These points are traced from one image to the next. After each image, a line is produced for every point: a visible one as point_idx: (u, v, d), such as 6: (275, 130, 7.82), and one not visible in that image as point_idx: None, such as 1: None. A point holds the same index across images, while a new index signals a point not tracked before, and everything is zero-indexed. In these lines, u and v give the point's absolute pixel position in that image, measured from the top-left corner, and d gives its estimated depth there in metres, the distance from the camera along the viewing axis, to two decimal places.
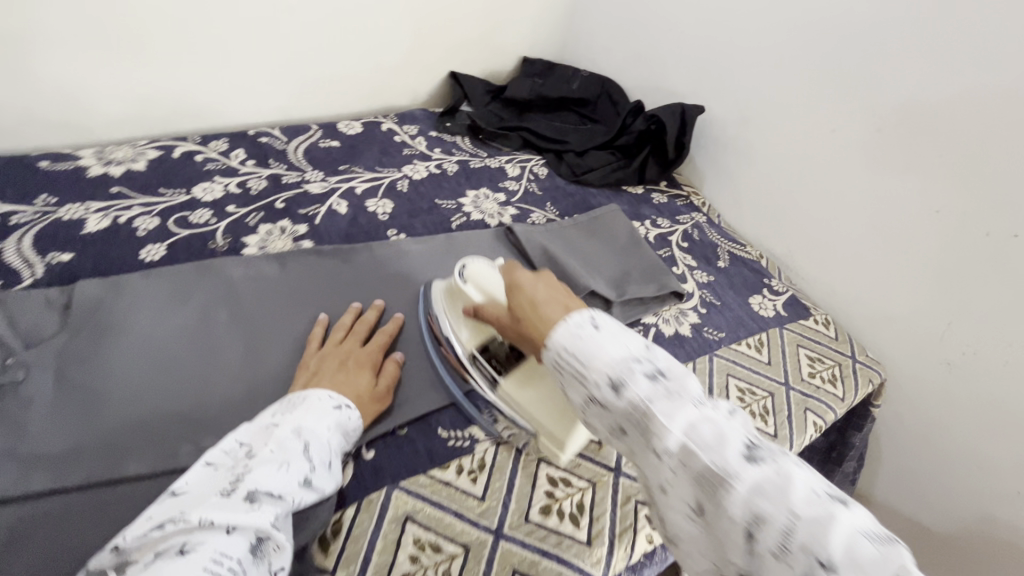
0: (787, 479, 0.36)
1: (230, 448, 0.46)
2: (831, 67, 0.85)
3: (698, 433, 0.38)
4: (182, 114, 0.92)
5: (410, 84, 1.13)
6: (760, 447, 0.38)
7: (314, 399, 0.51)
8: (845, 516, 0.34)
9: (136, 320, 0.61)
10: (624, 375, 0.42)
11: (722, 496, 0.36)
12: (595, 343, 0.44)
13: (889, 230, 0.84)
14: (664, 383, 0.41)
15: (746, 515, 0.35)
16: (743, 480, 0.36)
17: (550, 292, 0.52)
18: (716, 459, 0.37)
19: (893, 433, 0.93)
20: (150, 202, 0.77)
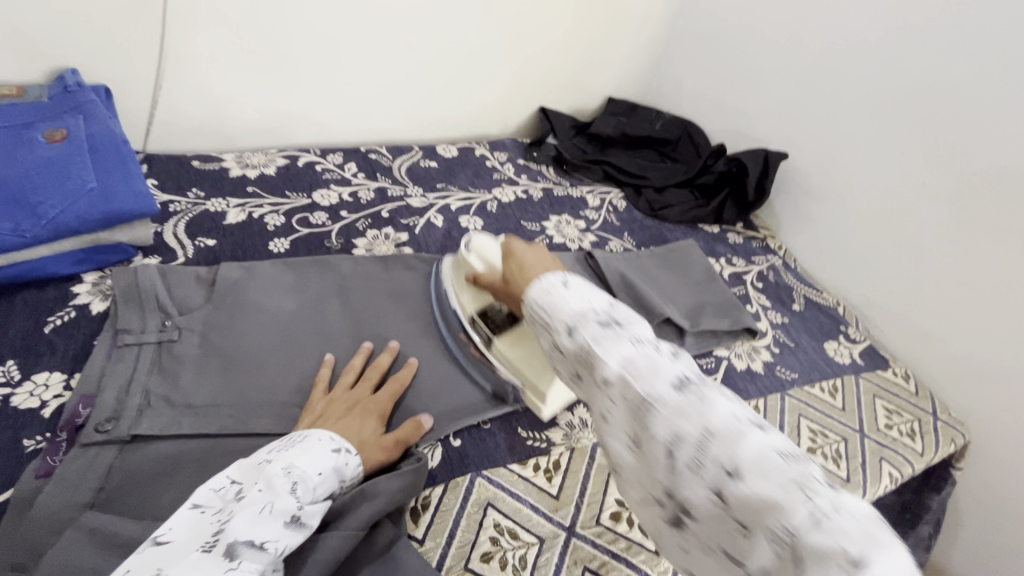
0: (709, 404, 0.39)
1: (219, 487, 0.45)
2: (924, 124, 0.86)
3: (634, 365, 0.41)
4: (306, 129, 1.04)
5: (503, 115, 1.23)
6: (692, 380, 0.41)
7: (313, 439, 0.51)
8: (758, 436, 0.37)
9: (265, 300, 0.70)
10: (579, 322, 0.45)
11: (651, 421, 0.40)
12: (561, 296, 0.48)
13: (982, 288, 0.83)
14: (614, 328, 0.45)
15: (668, 435, 0.39)
16: (668, 405, 0.39)
17: (538, 258, 0.59)
18: (647, 388, 0.40)
19: (977, 502, 0.88)
20: (277, 203, 0.89)
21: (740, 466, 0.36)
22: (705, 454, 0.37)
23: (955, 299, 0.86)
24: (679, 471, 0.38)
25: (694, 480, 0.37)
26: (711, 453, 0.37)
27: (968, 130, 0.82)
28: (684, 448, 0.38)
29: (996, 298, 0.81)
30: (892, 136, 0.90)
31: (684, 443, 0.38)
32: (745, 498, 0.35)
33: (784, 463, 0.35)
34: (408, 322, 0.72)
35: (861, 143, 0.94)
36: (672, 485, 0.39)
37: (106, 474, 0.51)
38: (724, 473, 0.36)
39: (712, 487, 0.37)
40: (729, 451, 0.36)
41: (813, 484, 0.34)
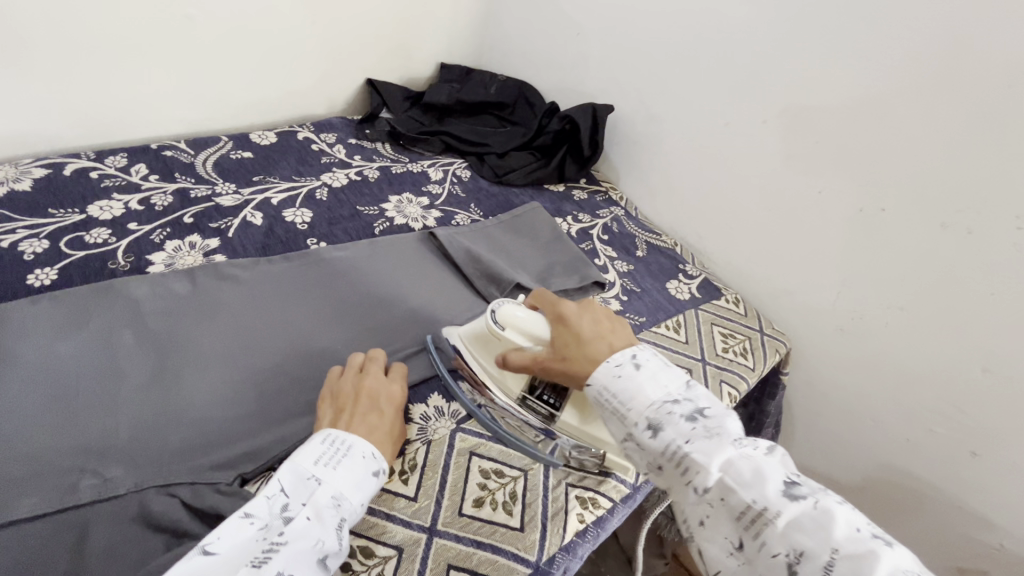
0: (827, 514, 0.40)
1: (270, 498, 0.45)
2: (720, 66, 0.92)
3: (738, 472, 0.43)
4: (72, 128, 0.86)
5: (326, 92, 1.11)
6: (798, 485, 0.42)
7: (359, 456, 0.50)
8: (885, 551, 0.37)
9: (25, 348, 0.56)
10: (664, 420, 0.47)
11: (764, 531, 0.40)
12: (636, 386, 0.50)
13: (781, 211, 0.91)
14: (704, 424, 0.46)
15: (787, 550, 0.39)
16: (782, 513, 0.40)
17: (595, 326, 0.57)
18: (755, 495, 0.41)
19: (803, 401, 0.98)
20: (37, 224, 0.72)
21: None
22: (830, 571, 0.37)
23: (763, 227, 0.95)
24: None
25: None
26: (837, 572, 0.37)
27: (755, 69, 0.88)
28: (805, 561, 0.38)
29: (792, 221, 0.90)
30: (696, 81, 0.96)
31: (804, 557, 0.38)
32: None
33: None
34: (225, 340, 0.63)
35: (673, 91, 0.99)
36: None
37: None
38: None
39: None
40: (854, 568, 0.37)
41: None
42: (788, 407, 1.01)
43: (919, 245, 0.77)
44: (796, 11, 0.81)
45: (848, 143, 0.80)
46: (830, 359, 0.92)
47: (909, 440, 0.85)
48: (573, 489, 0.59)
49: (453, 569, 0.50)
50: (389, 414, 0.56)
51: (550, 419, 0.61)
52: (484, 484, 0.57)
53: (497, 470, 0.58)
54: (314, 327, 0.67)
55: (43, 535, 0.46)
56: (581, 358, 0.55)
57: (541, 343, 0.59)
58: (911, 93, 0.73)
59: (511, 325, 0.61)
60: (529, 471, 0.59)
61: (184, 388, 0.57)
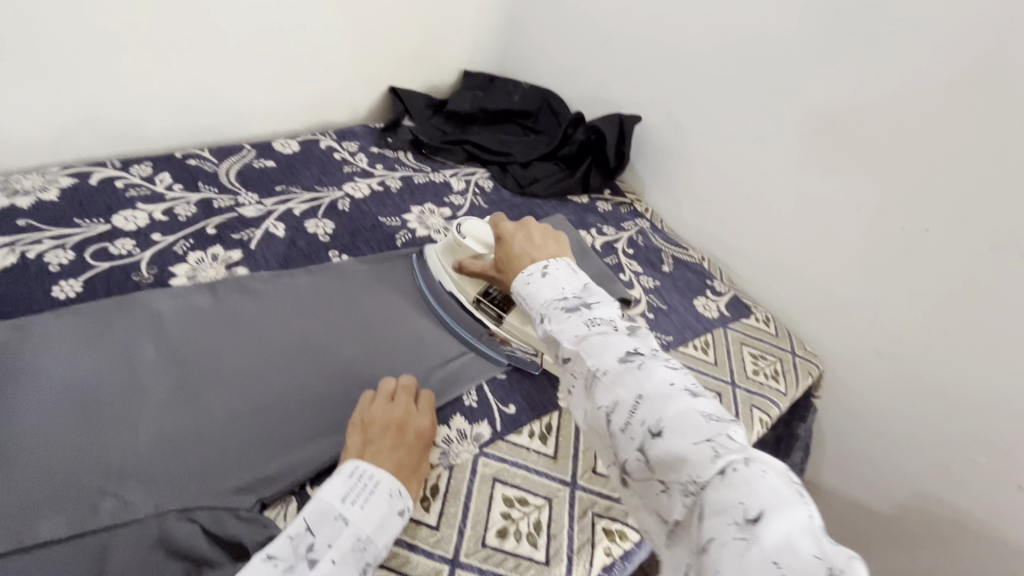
0: (646, 373, 0.43)
1: (295, 538, 0.45)
2: (753, 76, 0.89)
3: (587, 344, 0.47)
4: (99, 137, 0.86)
5: (348, 100, 1.11)
6: (639, 354, 0.45)
7: (386, 494, 0.50)
8: (687, 402, 0.41)
9: (48, 365, 0.56)
10: (548, 313, 0.52)
11: (597, 389, 0.45)
12: (537, 286, 0.54)
13: (816, 227, 0.88)
14: (578, 312, 0.50)
15: (608, 403, 0.44)
16: (611, 375, 0.44)
17: (527, 241, 0.62)
18: (596, 361, 0.46)
19: (836, 424, 0.95)
20: (62, 234, 0.72)
21: (659, 424, 0.40)
22: (635, 415, 0.42)
23: (796, 243, 0.91)
24: (615, 434, 0.43)
25: (627, 439, 0.42)
26: (640, 414, 0.42)
27: (792, 80, 0.85)
28: (620, 410, 0.43)
29: (827, 238, 0.87)
30: (729, 91, 0.93)
31: (618, 407, 0.43)
32: (663, 453, 0.39)
33: (702, 423, 0.40)
34: (246, 357, 0.62)
35: (704, 101, 0.97)
36: (614, 448, 0.43)
37: None
38: (648, 433, 0.41)
39: (639, 446, 0.41)
40: (653, 411, 0.41)
41: (723, 442, 0.38)
42: (818, 430, 0.98)
43: (967, 267, 0.73)
44: (837, 20, 0.78)
45: (891, 159, 0.77)
46: (865, 381, 0.88)
47: (951, 470, 0.81)
48: (599, 520, 0.57)
49: None
50: (416, 450, 0.55)
51: (500, 320, 0.71)
52: (508, 513, 0.55)
53: (522, 498, 0.57)
54: (336, 343, 0.66)
55: (62, 560, 0.45)
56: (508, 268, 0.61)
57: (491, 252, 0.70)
58: (960, 107, 0.69)
59: (471, 237, 0.72)
60: (554, 499, 0.57)
61: (205, 406, 0.56)
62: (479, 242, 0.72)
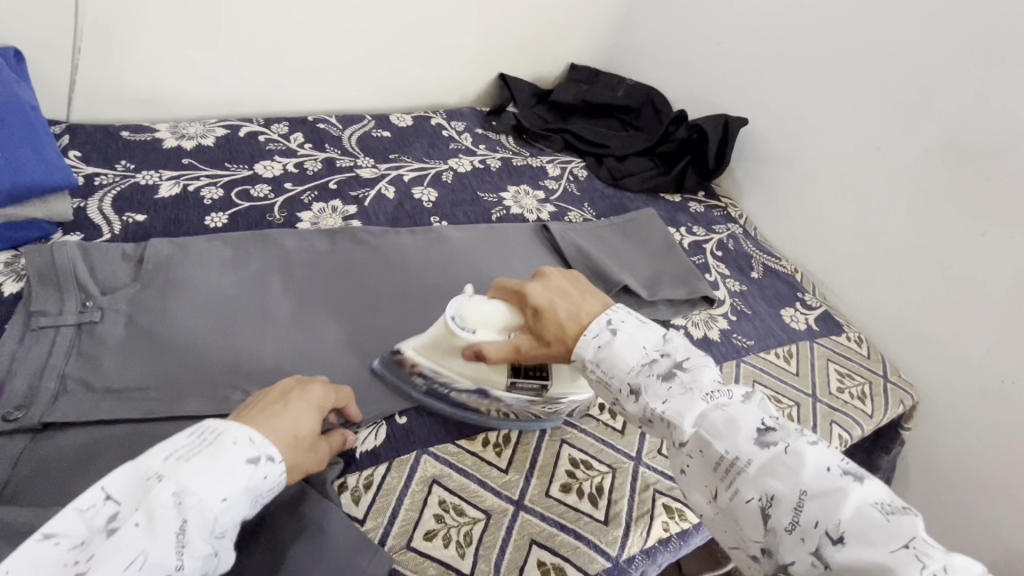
0: (797, 458, 0.42)
1: (92, 505, 0.37)
2: (878, 86, 0.86)
3: (711, 424, 0.45)
4: (250, 97, 0.98)
5: (460, 83, 1.17)
6: (771, 432, 0.44)
7: (227, 443, 0.40)
8: (855, 490, 0.39)
9: (199, 277, 0.65)
10: (641, 382, 0.49)
11: (737, 480, 0.43)
12: (614, 351, 0.51)
13: (931, 250, 0.83)
14: (681, 385, 0.48)
15: (759, 496, 0.42)
16: (754, 461, 0.43)
17: (565, 299, 0.56)
18: (728, 446, 0.44)
19: (924, 463, 0.88)
20: (216, 175, 0.83)
21: (838, 529, 0.38)
22: (800, 514, 0.40)
23: (903, 264, 0.86)
24: (775, 533, 0.40)
25: (794, 543, 0.39)
26: (808, 513, 0.39)
27: (927, 92, 0.81)
28: (776, 505, 0.41)
29: (942, 263, 0.82)
30: (850, 99, 0.89)
31: (775, 502, 0.41)
32: (852, 563, 0.37)
33: (886, 521, 0.38)
34: (354, 298, 0.69)
35: (820, 108, 0.93)
36: (770, 546, 0.41)
37: (14, 466, 0.48)
38: (825, 537, 0.38)
39: (814, 551, 0.39)
40: (827, 512, 0.39)
41: (923, 544, 0.36)
42: (902, 466, 0.92)
43: None
44: (986, 34, 0.74)
45: None
46: (967, 420, 0.82)
47: None
48: (660, 497, 0.58)
49: (536, 545, 0.51)
50: (298, 409, 0.47)
51: (543, 389, 0.58)
52: (573, 473, 0.58)
53: (587, 462, 0.59)
54: (431, 297, 0.72)
55: None
56: (563, 339, 0.54)
57: (513, 331, 0.57)
58: None
59: (474, 322, 0.57)
60: (618, 469, 0.59)
61: (317, 333, 0.64)
62: (486, 323, 0.57)
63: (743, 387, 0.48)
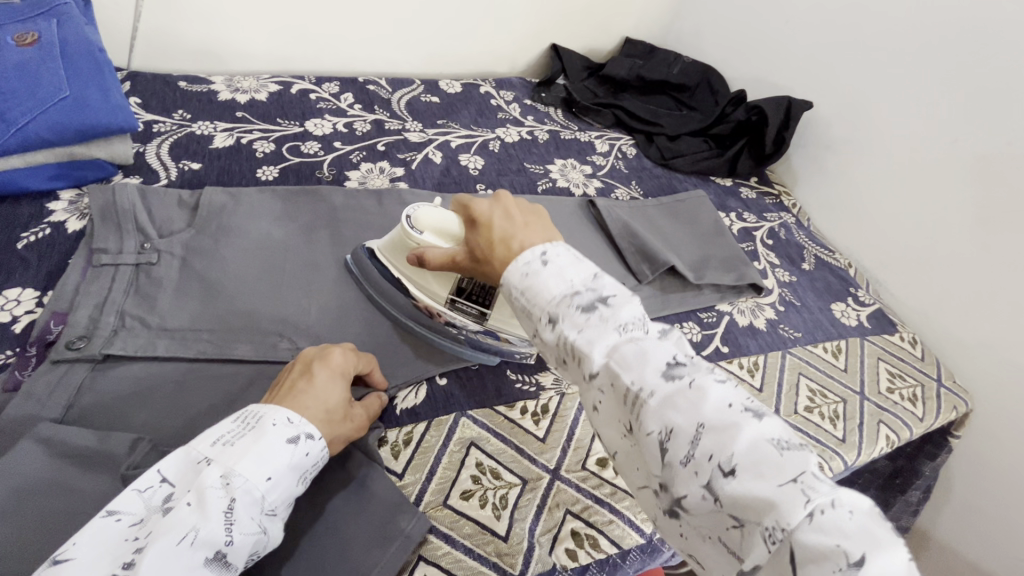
0: (700, 393, 0.35)
1: (149, 487, 0.38)
2: (959, 75, 0.79)
3: (620, 355, 0.38)
4: (302, 54, 0.98)
5: (511, 52, 1.15)
6: (681, 367, 0.37)
7: (268, 425, 0.41)
8: (752, 425, 0.34)
9: (250, 227, 0.66)
10: (560, 310, 0.41)
11: (640, 412, 0.36)
12: (539, 279, 0.43)
13: (1001, 255, 0.77)
14: (600, 314, 0.40)
15: (659, 429, 0.35)
16: (656, 395, 0.36)
17: (506, 221, 0.49)
18: (632, 377, 0.37)
19: (970, 472, 0.85)
20: (268, 130, 0.84)
21: (730, 461, 0.32)
22: (695, 448, 0.34)
23: (969, 267, 0.81)
24: (671, 467, 0.35)
25: (687, 478, 0.34)
26: (703, 447, 0.33)
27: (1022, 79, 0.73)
28: (674, 439, 0.35)
29: (1014, 267, 0.76)
30: (930, 84, 0.83)
31: (673, 435, 0.35)
32: (740, 496, 0.32)
33: (779, 456, 0.32)
34: None
35: (895, 93, 0.87)
36: (665, 480, 0.35)
37: (76, 392, 0.50)
38: (716, 469, 0.33)
39: (706, 485, 0.33)
40: (721, 444, 0.33)
41: (810, 478, 0.31)
42: (945, 475, 0.89)
43: None
44: None
45: None
46: (1022, 435, 0.78)
47: None
48: None
49: (570, 515, 0.51)
50: (321, 379, 0.46)
51: (483, 316, 0.60)
52: (610, 448, 0.57)
53: None
54: None
55: (246, 377, 0.54)
56: (490, 263, 0.48)
57: (456, 241, 0.55)
58: None
59: (424, 225, 0.57)
60: None
61: (361, 291, 0.64)
62: (437, 232, 0.57)
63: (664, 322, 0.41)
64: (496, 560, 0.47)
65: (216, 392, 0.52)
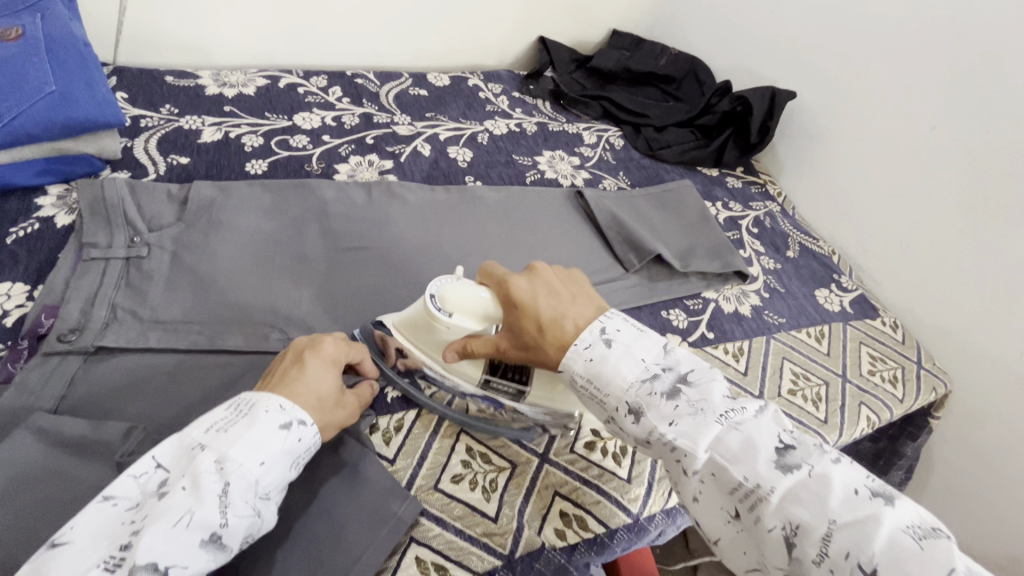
0: (822, 482, 0.39)
1: (144, 473, 0.38)
2: (937, 64, 0.81)
3: (727, 448, 0.41)
4: (289, 48, 0.98)
5: (499, 45, 1.15)
6: (791, 453, 0.41)
7: (260, 411, 0.41)
8: (889, 516, 0.36)
9: (239, 220, 0.67)
10: (643, 400, 0.45)
11: (759, 506, 0.39)
12: (609, 363, 0.47)
13: (978, 240, 0.79)
14: (695, 404, 0.44)
15: (783, 524, 0.38)
16: (777, 489, 0.39)
17: (552, 297, 0.51)
18: (746, 471, 0.40)
19: (950, 451, 0.87)
20: (256, 124, 0.84)
21: (871, 559, 0.35)
22: (829, 545, 0.36)
23: (948, 252, 0.83)
24: (802, 561, 0.38)
25: (823, 574, 0.37)
26: (837, 544, 0.36)
27: (999, 66, 0.75)
28: (802, 535, 0.38)
29: (992, 251, 0.78)
30: (909, 73, 0.84)
31: (802, 532, 0.38)
32: None
33: (920, 549, 0.35)
34: (388, 251, 0.70)
35: (876, 82, 0.88)
36: (796, 571, 0.38)
37: (69, 383, 0.51)
38: (858, 569, 0.35)
39: None
40: (858, 542, 0.36)
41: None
42: (926, 455, 0.91)
43: None
44: None
45: None
46: (999, 414, 0.80)
47: None
48: None
49: (559, 496, 0.53)
50: (313, 366, 0.47)
51: (520, 395, 0.54)
52: (597, 431, 0.58)
53: None
54: (463, 255, 0.72)
55: (239, 367, 0.55)
56: (542, 343, 0.49)
57: (495, 322, 0.52)
58: None
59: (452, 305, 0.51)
60: None
61: (351, 282, 0.65)
62: (463, 308, 0.51)
63: (754, 401, 0.45)
64: (487, 541, 0.48)
65: (209, 383, 0.53)
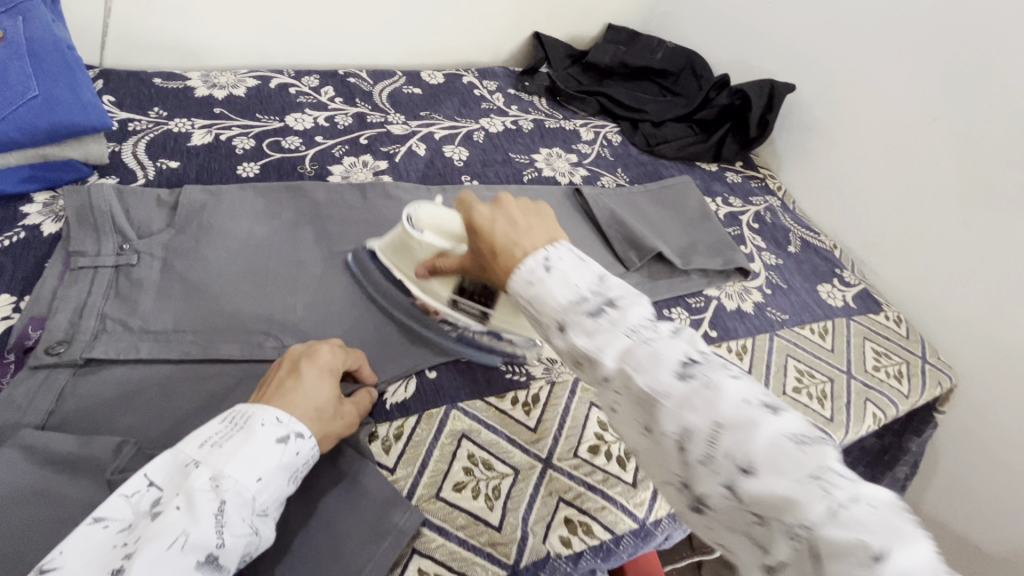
0: (714, 390, 0.35)
1: (137, 492, 0.37)
2: (937, 55, 0.80)
3: (633, 358, 0.37)
4: (280, 48, 0.96)
5: (493, 42, 1.13)
6: (695, 364, 0.37)
7: (256, 425, 0.40)
8: (769, 421, 0.33)
9: (231, 225, 0.65)
10: (569, 317, 0.39)
11: (656, 413, 0.36)
12: (545, 286, 0.41)
13: (980, 233, 0.79)
14: (609, 316, 0.39)
15: (676, 429, 0.35)
16: (671, 395, 0.35)
17: (509, 225, 0.45)
18: (647, 378, 0.36)
19: (955, 445, 0.87)
20: (247, 125, 0.82)
21: (748, 458, 0.32)
22: (715, 447, 0.33)
23: (951, 245, 0.82)
24: (691, 466, 0.34)
25: (706, 475, 0.33)
26: (722, 446, 0.33)
27: (1000, 56, 0.74)
28: (690, 439, 0.34)
29: (995, 244, 0.77)
30: (909, 64, 0.83)
31: (690, 436, 0.34)
32: (762, 495, 0.31)
33: (799, 453, 0.32)
34: None
35: (876, 74, 0.87)
36: (685, 479, 0.35)
37: (58, 397, 0.49)
38: (735, 468, 0.32)
39: (725, 482, 0.33)
40: (738, 441, 0.33)
41: (831, 474, 0.31)
42: (931, 449, 0.90)
43: None
44: None
45: None
46: (1004, 408, 0.80)
47: None
48: None
49: (563, 502, 0.52)
50: (308, 376, 0.46)
51: (485, 316, 0.60)
52: (601, 435, 0.57)
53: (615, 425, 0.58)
54: None
55: (233, 377, 0.54)
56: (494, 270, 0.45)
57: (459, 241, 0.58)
58: None
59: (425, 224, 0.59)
60: None
61: (347, 286, 0.64)
62: (438, 231, 0.59)
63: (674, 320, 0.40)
64: (490, 550, 0.47)
65: (202, 393, 0.52)
